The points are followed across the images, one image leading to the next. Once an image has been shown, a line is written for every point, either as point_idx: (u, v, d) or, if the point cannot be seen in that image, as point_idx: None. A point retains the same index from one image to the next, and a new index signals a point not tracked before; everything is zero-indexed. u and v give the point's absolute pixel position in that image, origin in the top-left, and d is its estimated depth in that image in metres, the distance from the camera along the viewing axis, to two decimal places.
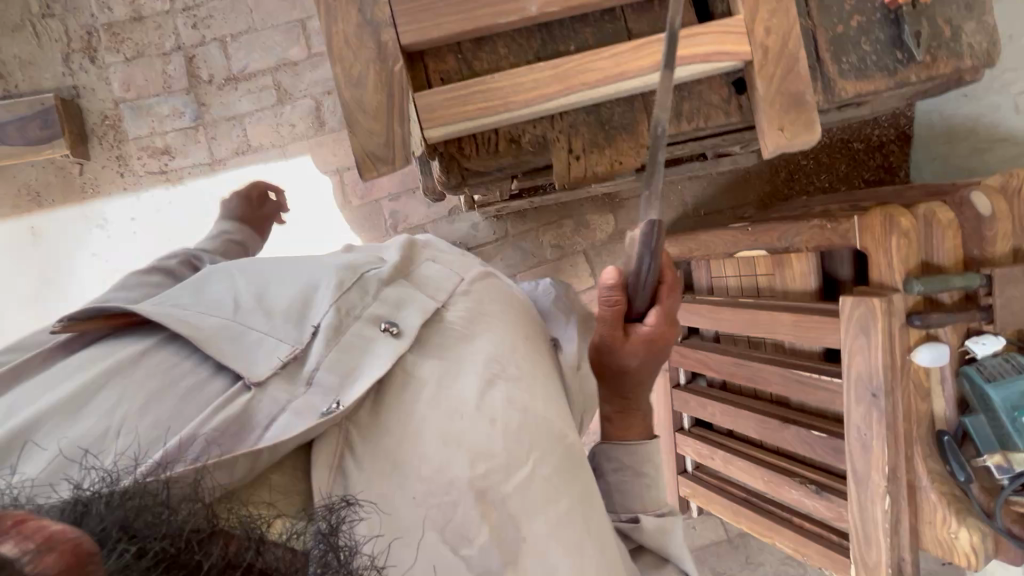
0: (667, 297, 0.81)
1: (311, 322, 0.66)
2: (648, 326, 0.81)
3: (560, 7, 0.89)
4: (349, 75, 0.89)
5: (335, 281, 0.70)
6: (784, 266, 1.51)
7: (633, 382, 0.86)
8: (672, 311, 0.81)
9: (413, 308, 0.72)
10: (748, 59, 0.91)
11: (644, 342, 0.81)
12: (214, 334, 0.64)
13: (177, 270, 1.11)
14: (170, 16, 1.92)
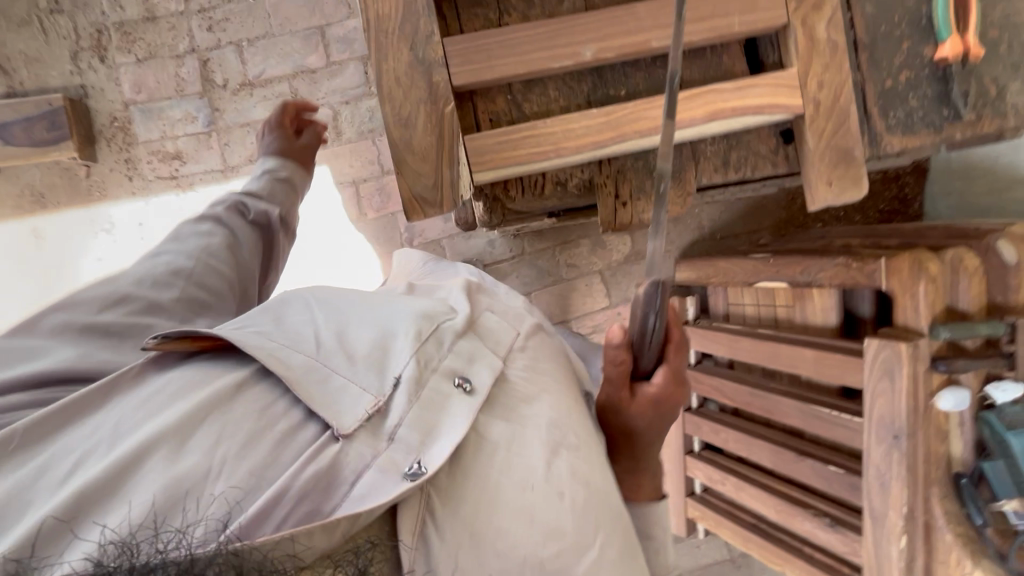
0: (676, 356, 0.75)
1: (390, 372, 0.66)
2: (655, 388, 0.75)
3: (616, 53, 0.88)
4: (399, 114, 0.87)
5: (413, 330, 0.71)
6: (805, 299, 1.52)
7: (642, 445, 0.81)
8: (680, 372, 0.76)
9: (483, 362, 0.72)
10: (799, 113, 0.91)
11: (652, 405, 0.76)
12: (302, 375, 0.64)
13: (223, 216, 1.21)
14: (185, 18, 1.87)
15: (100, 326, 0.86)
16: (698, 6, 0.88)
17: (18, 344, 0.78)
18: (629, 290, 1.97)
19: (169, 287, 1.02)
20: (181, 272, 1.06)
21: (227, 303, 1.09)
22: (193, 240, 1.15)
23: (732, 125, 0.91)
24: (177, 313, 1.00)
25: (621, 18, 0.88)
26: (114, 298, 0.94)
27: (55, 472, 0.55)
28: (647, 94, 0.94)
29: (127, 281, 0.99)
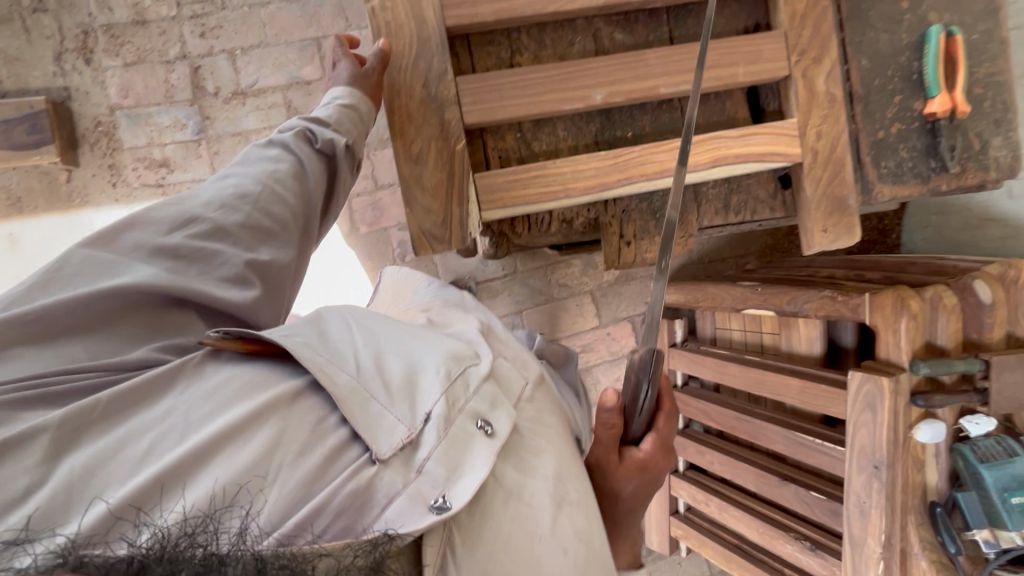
0: (664, 425, 0.78)
1: (419, 410, 0.66)
2: (644, 454, 0.77)
3: (624, 97, 0.90)
4: (409, 150, 0.88)
5: (443, 369, 0.70)
6: (791, 327, 1.56)
7: (624, 507, 0.82)
8: (668, 439, 0.78)
9: (502, 408, 0.71)
10: (798, 161, 0.94)
11: (641, 471, 0.77)
12: (347, 393, 0.65)
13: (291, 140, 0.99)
14: (176, 23, 1.83)
15: (171, 249, 0.80)
16: (705, 55, 0.91)
17: (97, 260, 0.75)
18: (619, 310, 1.99)
19: (234, 213, 0.87)
20: (246, 197, 0.90)
21: (290, 234, 0.93)
22: (259, 165, 0.96)
23: (733, 171, 0.94)
24: (241, 242, 0.86)
25: (631, 63, 0.90)
26: (177, 220, 0.83)
27: (122, 460, 0.56)
28: (653, 136, 0.96)
29: (197, 202, 0.87)
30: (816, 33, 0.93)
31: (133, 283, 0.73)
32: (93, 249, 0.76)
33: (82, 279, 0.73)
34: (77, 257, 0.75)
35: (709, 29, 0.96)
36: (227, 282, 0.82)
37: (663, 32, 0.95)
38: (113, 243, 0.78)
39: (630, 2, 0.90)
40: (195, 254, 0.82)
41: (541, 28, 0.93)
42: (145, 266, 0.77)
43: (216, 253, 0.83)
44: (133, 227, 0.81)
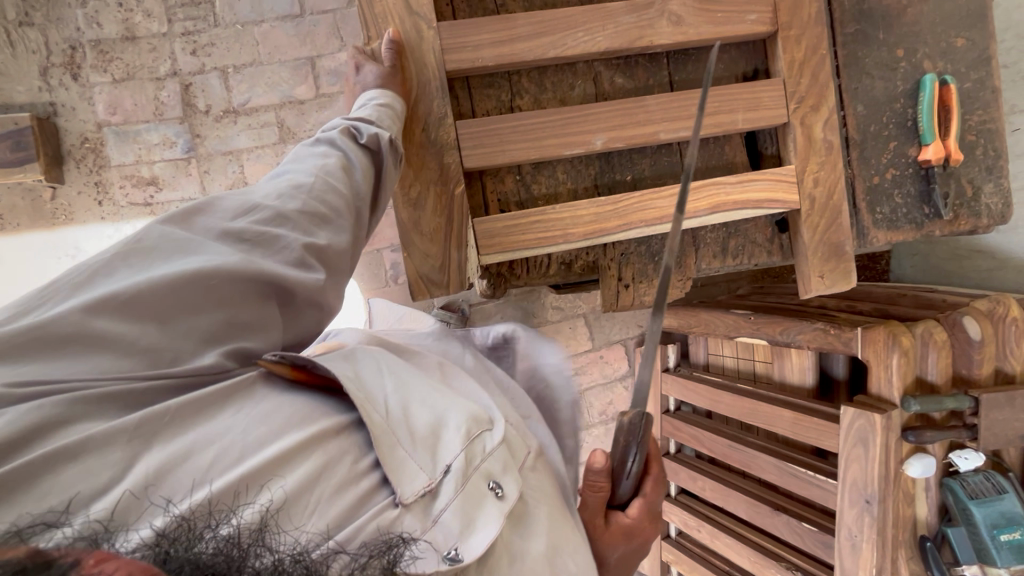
0: (650, 491, 0.78)
1: (441, 461, 0.64)
2: (629, 520, 0.77)
3: (624, 143, 0.90)
4: (408, 195, 0.87)
5: (464, 423, 0.67)
6: (784, 357, 1.57)
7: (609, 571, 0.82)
8: (654, 505, 0.78)
9: (511, 471, 0.68)
10: (795, 208, 0.95)
11: (626, 536, 0.78)
12: (382, 432, 0.63)
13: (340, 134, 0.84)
14: (167, 39, 1.80)
15: (236, 231, 0.67)
16: (705, 102, 0.91)
17: (175, 239, 0.64)
18: (612, 333, 1.99)
19: (291, 201, 0.72)
20: (301, 183, 0.75)
21: (350, 220, 0.78)
22: (310, 159, 0.79)
23: (732, 216, 0.94)
24: (300, 226, 0.71)
25: (631, 109, 0.90)
26: (244, 204, 0.71)
27: (175, 466, 0.51)
28: (652, 180, 0.96)
29: (260, 186, 0.74)
30: (814, 81, 0.93)
31: (209, 268, 0.62)
32: (168, 225, 0.65)
33: (155, 261, 0.62)
34: (149, 233, 0.64)
35: (708, 74, 0.96)
36: (289, 267, 0.68)
37: (662, 76, 0.95)
38: (186, 220, 0.67)
39: (631, 48, 0.90)
40: (257, 233, 0.68)
41: (542, 71, 0.92)
42: (219, 247, 0.65)
43: (278, 236, 0.69)
44: (202, 206, 0.69)
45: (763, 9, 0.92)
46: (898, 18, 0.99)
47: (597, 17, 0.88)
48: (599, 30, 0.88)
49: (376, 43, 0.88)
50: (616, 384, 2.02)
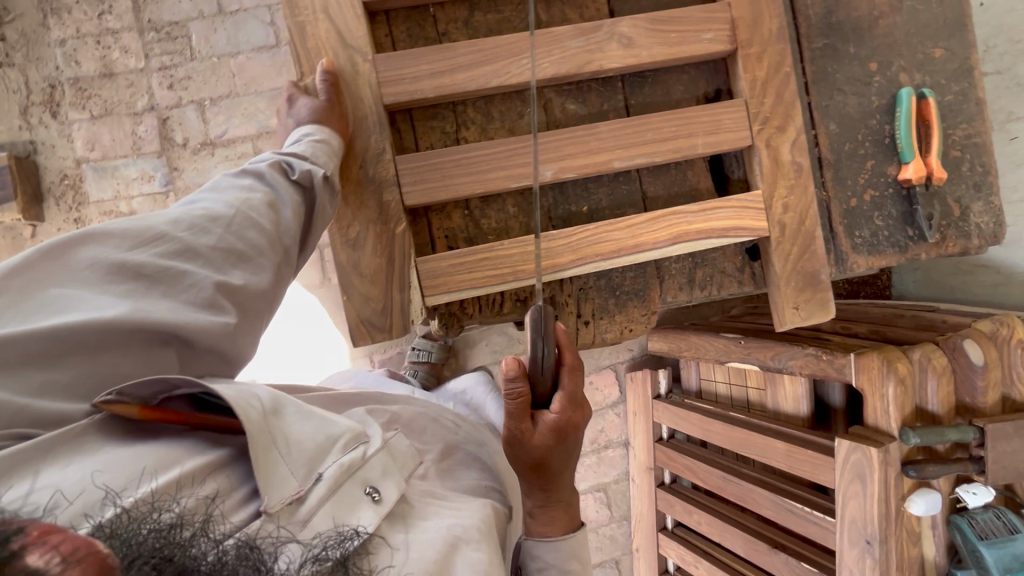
0: (570, 380, 0.75)
1: (316, 468, 0.65)
2: (555, 413, 0.74)
3: (575, 173, 0.85)
4: (346, 236, 0.82)
5: (344, 438, 0.70)
6: (777, 384, 1.49)
7: (553, 471, 0.77)
8: (577, 395, 0.75)
9: (390, 478, 0.71)
10: (765, 235, 0.88)
11: (555, 431, 0.74)
12: (259, 434, 0.62)
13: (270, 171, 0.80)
14: (145, 75, 1.81)
15: (134, 268, 0.64)
16: (661, 127, 0.86)
17: (46, 279, 0.59)
18: (601, 358, 1.87)
19: (204, 236, 0.69)
20: (216, 217, 0.72)
21: (273, 254, 0.75)
22: (232, 190, 0.76)
23: (696, 247, 0.88)
24: (213, 263, 0.69)
25: (581, 138, 0.85)
26: (141, 233, 0.66)
27: (116, 466, 0.54)
28: (609, 210, 0.90)
29: (167, 214, 0.70)
30: (778, 101, 0.88)
31: (84, 320, 0.57)
32: (45, 262, 0.60)
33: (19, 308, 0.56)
34: (21, 272, 0.58)
35: (666, 97, 0.91)
36: (195, 308, 0.65)
37: (617, 100, 0.90)
38: (70, 257, 0.62)
39: (580, 73, 0.85)
40: (159, 270, 0.65)
41: (488, 101, 0.88)
42: (106, 292, 0.61)
43: (183, 272, 0.66)
44: (89, 237, 0.63)
45: (720, 27, 0.86)
46: (869, 31, 0.94)
47: (541, 43, 0.84)
48: (544, 56, 0.84)
49: (310, 78, 0.84)
50: (607, 411, 1.91)
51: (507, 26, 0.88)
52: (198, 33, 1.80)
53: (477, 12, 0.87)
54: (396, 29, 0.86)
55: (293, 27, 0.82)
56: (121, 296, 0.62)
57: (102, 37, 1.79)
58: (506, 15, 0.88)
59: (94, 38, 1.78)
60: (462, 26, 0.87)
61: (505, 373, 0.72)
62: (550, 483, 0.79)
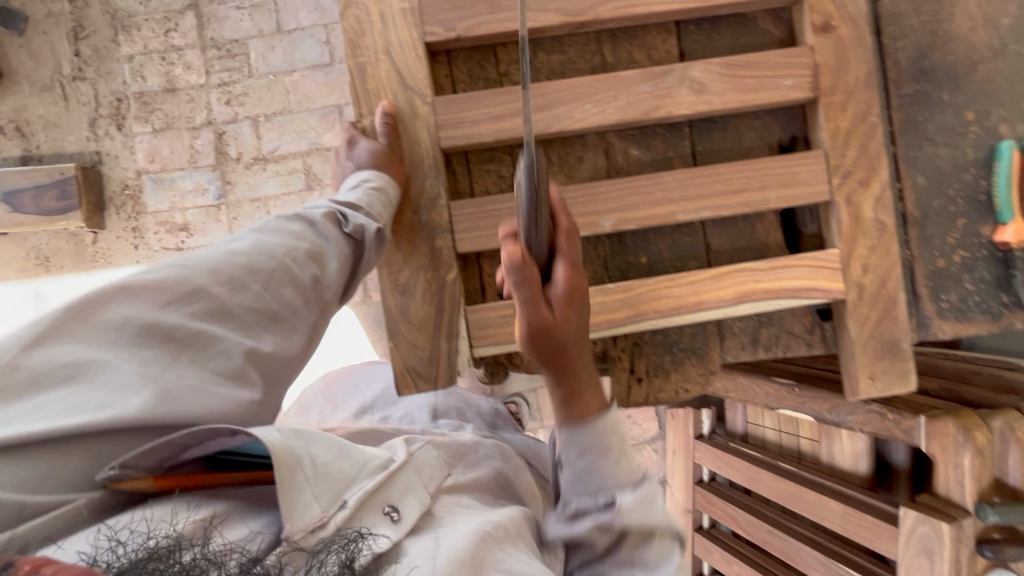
0: (570, 245, 0.64)
1: (340, 492, 0.62)
2: (559, 286, 0.64)
3: (637, 225, 0.80)
4: (396, 281, 0.80)
5: (368, 462, 0.67)
6: (834, 437, 1.39)
7: (572, 353, 0.66)
8: (577, 258, 0.65)
9: (406, 499, 0.69)
10: (841, 298, 0.81)
11: (566, 302, 0.64)
12: (285, 457, 0.59)
13: (319, 222, 0.82)
14: (204, 90, 1.86)
15: (165, 330, 0.65)
16: (731, 178, 0.80)
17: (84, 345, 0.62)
18: None
19: (240, 295, 0.71)
20: (255, 271, 0.73)
21: (307, 312, 0.77)
22: (272, 242, 0.77)
23: (762, 308, 0.82)
24: (245, 327, 0.70)
25: (645, 187, 0.80)
26: (175, 295, 0.68)
27: (123, 516, 0.54)
28: (670, 263, 0.85)
29: (208, 264, 0.72)
30: (861, 154, 0.81)
31: (106, 393, 0.59)
32: (79, 325, 0.63)
33: (44, 378, 0.59)
34: (54, 338, 0.61)
35: (737, 143, 0.86)
36: (223, 379, 0.65)
37: (684, 147, 0.85)
38: (104, 316, 0.64)
39: (646, 120, 0.81)
40: (187, 335, 0.66)
41: (547, 144, 0.84)
42: (133, 357, 0.63)
43: (211, 337, 0.67)
44: (129, 299, 0.65)
45: (800, 73, 0.81)
46: (967, 77, 0.86)
47: (606, 88, 0.80)
48: (609, 101, 0.80)
49: (369, 119, 0.82)
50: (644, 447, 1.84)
51: (571, 68, 0.84)
52: (257, 51, 1.84)
53: (540, 51, 0.84)
54: (457, 69, 0.84)
55: (355, 67, 0.81)
56: (147, 362, 0.63)
57: (167, 53, 1.85)
58: (570, 56, 0.84)
59: (159, 55, 1.85)
60: None
61: (507, 260, 0.60)
62: (574, 369, 0.67)
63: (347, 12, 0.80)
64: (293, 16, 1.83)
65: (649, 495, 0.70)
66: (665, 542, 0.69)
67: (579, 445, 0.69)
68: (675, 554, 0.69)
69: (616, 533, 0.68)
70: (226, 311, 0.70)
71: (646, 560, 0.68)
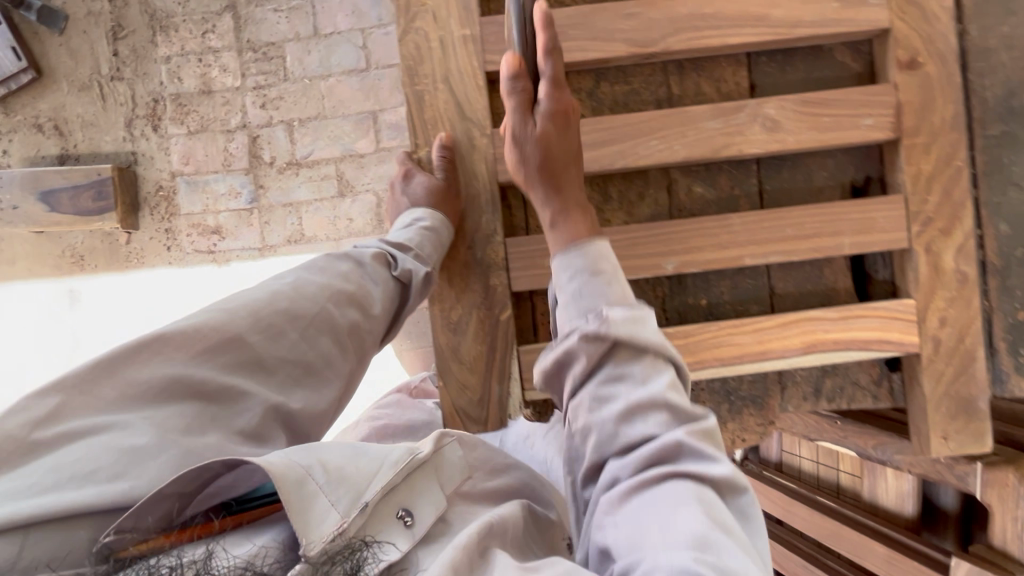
0: (550, 61, 0.70)
1: (361, 493, 0.50)
2: (545, 102, 0.71)
3: (700, 268, 0.76)
4: (448, 319, 0.77)
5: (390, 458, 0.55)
6: (876, 474, 1.34)
7: (559, 165, 0.71)
8: (559, 75, 0.71)
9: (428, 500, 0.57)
10: (914, 352, 0.77)
11: (552, 117, 0.71)
12: (286, 470, 0.48)
13: (367, 258, 0.79)
14: (240, 93, 1.83)
15: (192, 384, 0.58)
16: (803, 222, 0.76)
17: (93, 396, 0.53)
18: None
19: (277, 343, 0.65)
20: (294, 316, 0.68)
21: (342, 363, 0.70)
22: (311, 286, 0.71)
23: (830, 360, 0.78)
24: (278, 382, 0.63)
25: (710, 229, 0.76)
26: (205, 339, 0.61)
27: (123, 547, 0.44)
28: (732, 306, 0.81)
29: (244, 306, 0.66)
30: (944, 200, 0.76)
31: (123, 453, 0.49)
32: (94, 377, 0.54)
33: (46, 441, 0.49)
34: (64, 392, 0.52)
35: (807, 182, 0.81)
36: (251, 438, 0.58)
37: (751, 185, 0.81)
38: (124, 368, 0.56)
39: (716, 157, 0.77)
40: (217, 390, 0.59)
41: (606, 178, 0.81)
42: (154, 415, 0.54)
43: (240, 391, 0.60)
44: (153, 347, 0.58)
45: (882, 112, 0.76)
46: None
47: (674, 123, 0.76)
48: (676, 137, 0.76)
49: (425, 150, 0.80)
50: None
51: (635, 98, 0.81)
52: (293, 54, 1.82)
53: (603, 82, 0.81)
54: None
55: (412, 95, 0.78)
56: (171, 420, 0.54)
57: (204, 55, 1.83)
58: (634, 86, 0.81)
59: (196, 56, 1.83)
60: (587, 96, 0.81)
61: (506, 74, 0.72)
62: (559, 181, 0.71)
63: (405, 39, 0.77)
64: (330, 20, 1.80)
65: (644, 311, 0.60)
66: (663, 365, 0.58)
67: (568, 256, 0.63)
68: (676, 382, 0.58)
69: (605, 343, 0.58)
70: (259, 361, 0.63)
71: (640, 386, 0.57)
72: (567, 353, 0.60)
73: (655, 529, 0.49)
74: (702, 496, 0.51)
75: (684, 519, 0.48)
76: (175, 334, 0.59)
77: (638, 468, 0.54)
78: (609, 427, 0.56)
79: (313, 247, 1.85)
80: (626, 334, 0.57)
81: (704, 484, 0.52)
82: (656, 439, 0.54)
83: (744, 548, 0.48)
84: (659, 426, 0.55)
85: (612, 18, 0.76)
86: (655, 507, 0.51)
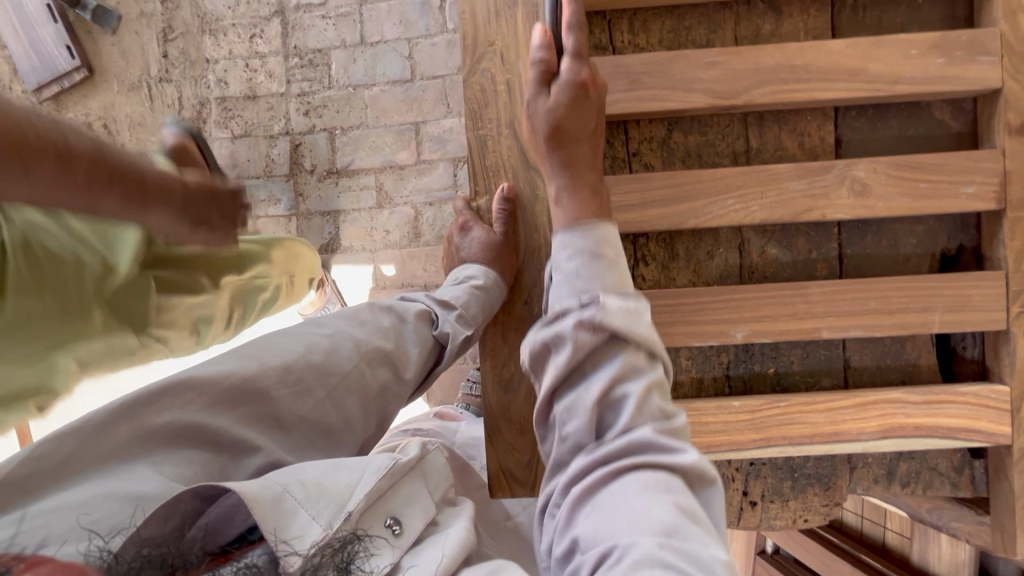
0: (571, 35, 0.68)
1: (345, 503, 0.45)
2: (564, 73, 0.67)
3: (772, 339, 0.71)
4: (499, 376, 0.75)
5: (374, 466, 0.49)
6: (926, 537, 1.20)
7: (571, 136, 0.68)
8: (582, 48, 0.68)
9: (417, 504, 0.51)
10: (1005, 443, 0.70)
11: (571, 88, 0.67)
12: (259, 489, 0.42)
13: (412, 311, 0.73)
14: (285, 99, 1.64)
15: (204, 434, 0.49)
16: (890, 296, 0.70)
17: (98, 435, 0.45)
18: None
19: (302, 400, 0.56)
20: (326, 373, 0.59)
21: (364, 428, 0.61)
22: (346, 339, 0.64)
23: (912, 446, 0.72)
24: (294, 444, 0.54)
25: (788, 298, 0.71)
26: (237, 383, 0.52)
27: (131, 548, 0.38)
28: (801, 377, 0.76)
29: (275, 354, 0.57)
30: None
31: (130, 500, 0.42)
32: (104, 417, 0.45)
33: (39, 481, 0.41)
34: (67, 435, 0.43)
35: (892, 250, 0.75)
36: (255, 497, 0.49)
37: (831, 250, 0.75)
38: (138, 412, 0.47)
39: (799, 219, 0.71)
40: (233, 448, 0.50)
41: (674, 235, 0.77)
42: (165, 463, 0.46)
43: (255, 452, 0.51)
44: (171, 393, 0.49)
45: (986, 180, 0.69)
46: None
47: (753, 182, 0.71)
48: (755, 197, 0.71)
49: (484, 198, 0.79)
50: None
51: (709, 150, 0.76)
52: (339, 63, 1.61)
53: (676, 130, 0.76)
54: None
55: (474, 139, 0.76)
56: (182, 474, 0.46)
57: (251, 60, 1.64)
58: (710, 137, 0.76)
59: (242, 61, 1.64)
60: (658, 146, 0.77)
61: (534, 44, 0.70)
62: (566, 151, 0.68)
63: (471, 81, 0.75)
64: (377, 28, 1.58)
65: (640, 306, 0.57)
66: (647, 362, 0.56)
67: (572, 243, 0.61)
68: (661, 383, 0.55)
69: (595, 325, 0.55)
70: (275, 418, 0.54)
71: (626, 383, 0.54)
72: (554, 342, 0.56)
73: (619, 515, 0.47)
74: (670, 484, 0.49)
75: (652, 504, 0.47)
76: (198, 378, 0.51)
77: (606, 458, 0.51)
78: (589, 425, 0.53)
79: (346, 259, 1.66)
80: (618, 327, 0.54)
81: (674, 473, 0.50)
82: (629, 429, 0.52)
83: (709, 534, 0.46)
84: (638, 418, 0.53)
85: (692, 66, 0.70)
86: (623, 492, 0.49)
